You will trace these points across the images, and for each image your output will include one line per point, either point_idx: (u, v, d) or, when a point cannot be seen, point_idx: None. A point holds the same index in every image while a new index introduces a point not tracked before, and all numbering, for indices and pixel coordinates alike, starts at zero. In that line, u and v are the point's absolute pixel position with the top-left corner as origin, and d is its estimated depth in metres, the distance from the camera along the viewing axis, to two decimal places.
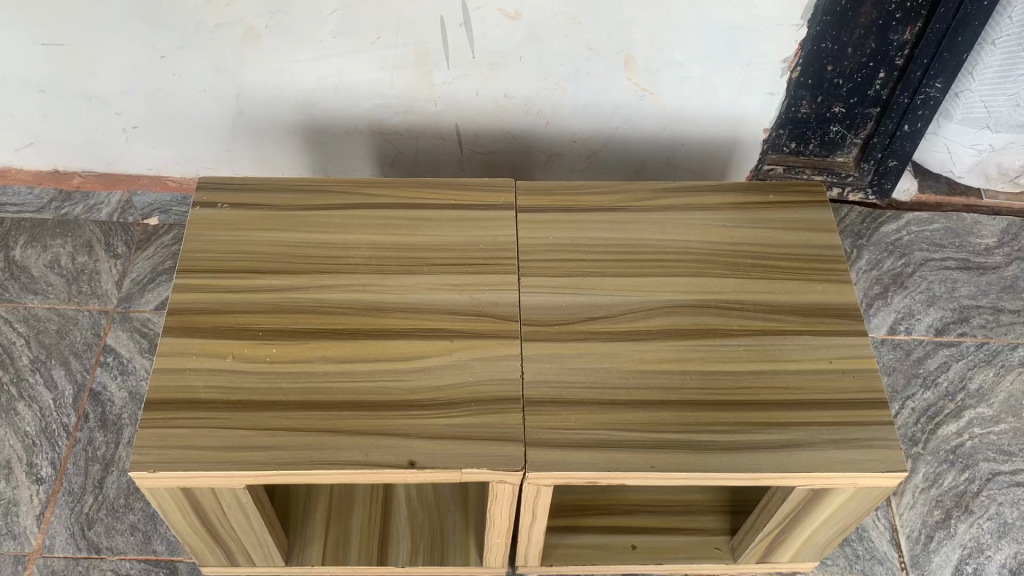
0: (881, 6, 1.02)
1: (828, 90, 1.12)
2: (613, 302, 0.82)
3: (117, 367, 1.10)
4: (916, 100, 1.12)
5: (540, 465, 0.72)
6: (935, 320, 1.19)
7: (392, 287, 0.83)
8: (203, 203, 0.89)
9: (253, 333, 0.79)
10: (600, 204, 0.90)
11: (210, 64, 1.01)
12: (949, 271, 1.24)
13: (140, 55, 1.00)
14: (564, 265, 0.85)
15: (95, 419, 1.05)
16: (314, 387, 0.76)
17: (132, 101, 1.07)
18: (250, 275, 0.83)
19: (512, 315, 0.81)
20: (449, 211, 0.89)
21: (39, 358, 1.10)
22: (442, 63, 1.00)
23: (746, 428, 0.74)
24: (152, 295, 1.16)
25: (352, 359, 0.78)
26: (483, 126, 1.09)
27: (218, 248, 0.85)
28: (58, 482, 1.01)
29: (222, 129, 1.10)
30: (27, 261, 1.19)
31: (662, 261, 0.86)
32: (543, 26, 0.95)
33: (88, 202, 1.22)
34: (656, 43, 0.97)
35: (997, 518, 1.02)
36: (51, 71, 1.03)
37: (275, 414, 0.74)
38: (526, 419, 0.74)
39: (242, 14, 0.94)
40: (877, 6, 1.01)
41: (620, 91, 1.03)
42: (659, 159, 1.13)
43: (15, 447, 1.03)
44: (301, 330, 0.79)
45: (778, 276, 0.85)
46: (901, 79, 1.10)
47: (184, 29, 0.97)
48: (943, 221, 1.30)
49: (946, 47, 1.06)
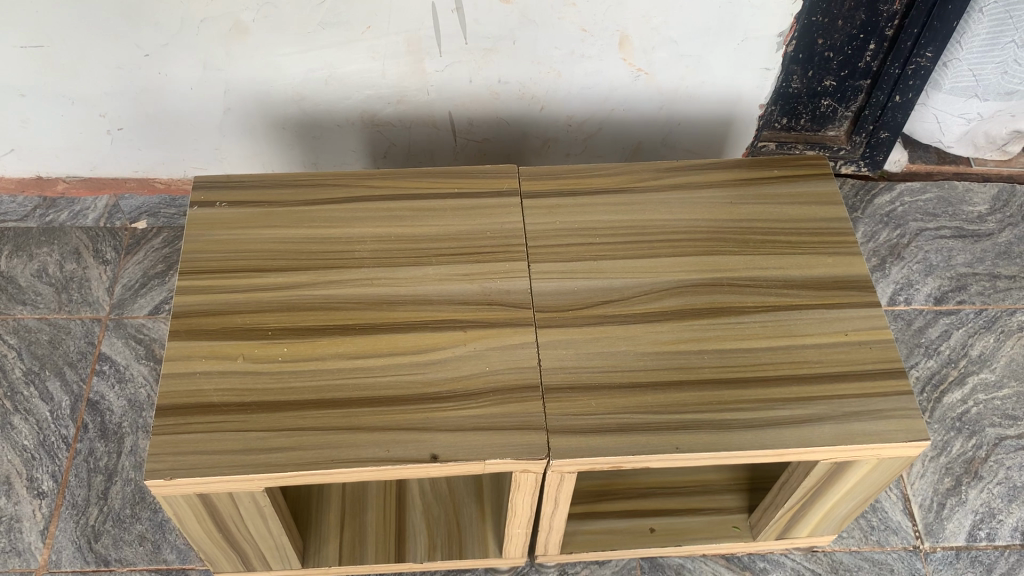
0: None
1: (819, 64, 1.12)
2: (625, 284, 0.82)
3: (114, 375, 1.07)
4: (907, 70, 1.12)
5: (564, 453, 0.71)
6: (933, 288, 1.20)
7: (401, 280, 0.81)
8: (200, 202, 0.87)
9: (263, 333, 0.77)
10: (605, 186, 0.89)
11: (197, 59, 0.98)
12: (944, 240, 1.25)
13: (124, 54, 0.98)
14: (573, 249, 0.84)
15: (95, 429, 1.03)
16: (328, 385, 0.74)
17: (116, 101, 1.04)
18: (254, 274, 0.81)
19: (524, 303, 0.80)
20: (453, 200, 0.88)
21: (33, 369, 1.07)
22: (435, 50, 0.98)
23: (767, 405, 0.74)
24: (145, 300, 1.13)
25: (366, 354, 0.76)
26: (476, 113, 1.08)
27: (220, 247, 0.83)
28: (61, 495, 0.99)
29: (210, 127, 1.08)
30: (13, 271, 1.16)
31: (671, 241, 0.85)
32: (538, 9, 0.93)
33: (73, 207, 1.19)
34: (650, 22, 0.96)
35: (1006, 482, 1.03)
36: (32, 74, 1.01)
37: (290, 415, 0.72)
38: (547, 406, 0.74)
39: (229, 7, 0.92)
40: None
41: (615, 72, 1.02)
42: (655, 139, 1.13)
43: (14, 461, 1.01)
44: (310, 328, 0.78)
45: (788, 251, 0.84)
46: (892, 50, 1.10)
47: (169, 26, 0.94)
48: (935, 190, 1.30)
49: (936, 16, 1.06)
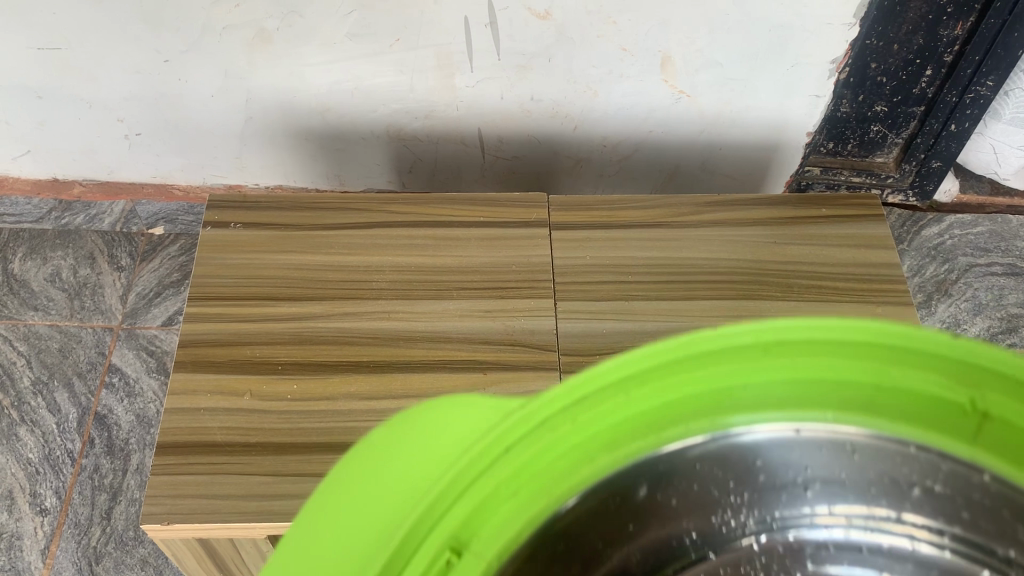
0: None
1: (871, 88, 0.99)
2: (658, 329, 0.76)
3: (124, 388, 1.04)
4: (964, 99, 1.00)
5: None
6: (982, 330, 1.14)
7: (420, 314, 0.77)
8: (214, 222, 0.83)
9: (272, 368, 0.73)
10: (640, 219, 0.84)
11: (218, 67, 0.94)
12: (995, 278, 1.19)
13: (143, 59, 0.94)
14: (604, 287, 0.79)
15: (101, 444, 1.00)
16: (338, 428, 0.70)
17: (135, 106, 1.01)
18: (266, 303, 0.77)
19: (550, 345, 0.75)
20: (478, 229, 0.83)
21: (41, 379, 1.04)
22: (466, 65, 0.93)
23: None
24: (159, 310, 1.10)
25: (379, 396, 0.72)
26: (506, 131, 1.03)
27: (232, 272, 0.79)
28: (63, 513, 0.96)
29: (231, 135, 1.04)
30: (27, 275, 1.13)
31: (709, 283, 0.80)
32: (575, 26, 0.87)
33: (90, 211, 1.16)
34: (695, 43, 0.90)
35: None
36: (49, 77, 0.97)
37: (297, 459, 0.68)
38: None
39: (252, 15, 0.87)
40: None
41: (655, 93, 0.97)
42: (694, 164, 1.09)
43: (17, 475, 0.98)
44: (322, 363, 0.74)
45: (834, 298, 0.79)
46: (949, 77, 0.97)
47: (189, 32, 0.90)
48: (987, 223, 1.24)
49: (1001, 43, 0.93)
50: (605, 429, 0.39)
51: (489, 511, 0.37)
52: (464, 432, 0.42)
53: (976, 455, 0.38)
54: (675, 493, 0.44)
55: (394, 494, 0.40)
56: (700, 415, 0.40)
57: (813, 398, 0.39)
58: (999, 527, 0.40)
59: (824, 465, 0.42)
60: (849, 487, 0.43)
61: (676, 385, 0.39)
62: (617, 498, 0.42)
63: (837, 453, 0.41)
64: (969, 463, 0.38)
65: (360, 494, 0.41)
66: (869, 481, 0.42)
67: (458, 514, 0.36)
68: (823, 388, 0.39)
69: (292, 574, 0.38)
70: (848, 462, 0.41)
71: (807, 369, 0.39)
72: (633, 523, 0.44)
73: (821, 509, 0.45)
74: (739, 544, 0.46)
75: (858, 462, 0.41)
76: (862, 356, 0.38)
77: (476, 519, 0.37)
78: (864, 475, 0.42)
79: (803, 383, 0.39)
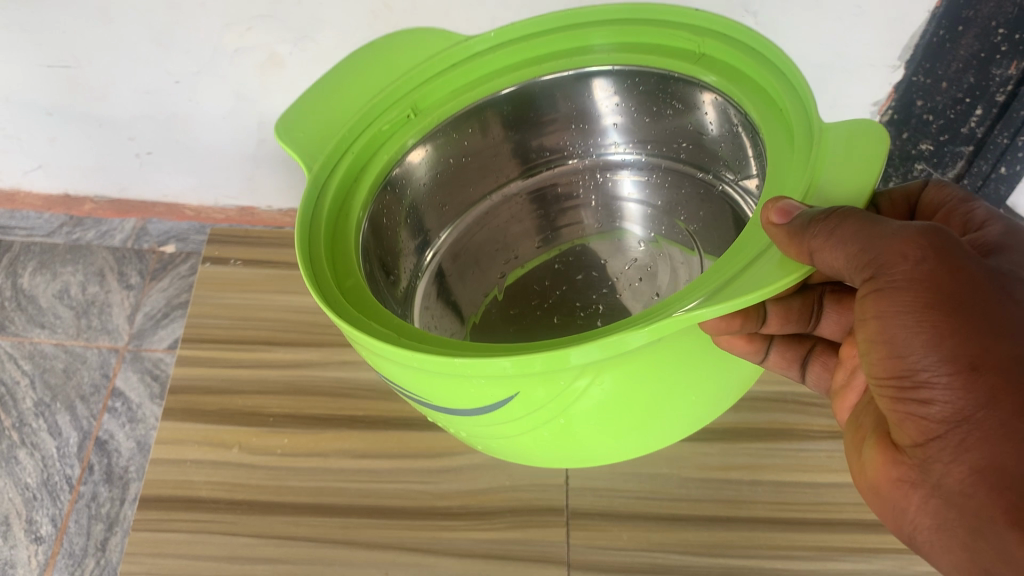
0: (987, 37, 0.75)
1: (917, 127, 0.85)
2: None
3: (126, 413, 1.01)
4: (1019, 142, 0.81)
5: (585, 569, 0.62)
6: None
7: None
8: (214, 258, 0.84)
9: (262, 421, 0.71)
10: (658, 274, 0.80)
11: (230, 90, 0.91)
12: None
13: (155, 81, 0.91)
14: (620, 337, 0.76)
15: (100, 471, 0.96)
16: (327, 488, 0.67)
17: (146, 125, 0.98)
18: (262, 348, 0.76)
19: None
20: None
21: (44, 401, 1.02)
22: None
23: (815, 529, 0.63)
24: (165, 331, 1.07)
25: (375, 455, 0.69)
26: None
27: (228, 313, 0.79)
28: (58, 542, 0.92)
29: (245, 158, 1.02)
30: (35, 290, 1.12)
31: None
32: None
33: (100, 228, 1.18)
34: None
35: None
36: (59, 96, 0.95)
37: (285, 521, 0.65)
38: (569, 505, 0.65)
39: (265, 39, 0.84)
40: (980, 37, 0.74)
41: None
42: None
43: (14, 500, 0.95)
44: (316, 417, 0.71)
45: None
46: (1001, 118, 0.80)
47: (200, 54, 0.87)
48: None
49: None
50: (513, 59, 0.67)
51: (433, 94, 0.66)
52: (398, 57, 0.64)
53: (700, 75, 0.61)
54: (552, 120, 0.72)
55: (404, 62, 0.65)
56: (566, 56, 0.66)
57: (620, 53, 0.65)
58: (691, 149, 0.69)
59: (626, 105, 0.70)
60: (638, 125, 0.71)
61: (542, 52, 0.67)
62: (509, 107, 0.69)
63: (617, 91, 0.68)
64: (692, 78, 0.61)
65: (358, 80, 0.63)
66: (648, 121, 0.70)
67: (437, 82, 0.66)
68: (628, 48, 0.65)
69: (321, 111, 0.61)
70: (632, 97, 0.68)
71: (639, 36, 0.65)
72: (524, 139, 0.73)
73: (618, 148, 0.73)
74: (569, 162, 0.75)
75: (637, 99, 0.68)
76: (658, 27, 0.64)
77: (425, 92, 0.66)
78: (642, 122, 0.70)
79: (620, 46, 0.65)
